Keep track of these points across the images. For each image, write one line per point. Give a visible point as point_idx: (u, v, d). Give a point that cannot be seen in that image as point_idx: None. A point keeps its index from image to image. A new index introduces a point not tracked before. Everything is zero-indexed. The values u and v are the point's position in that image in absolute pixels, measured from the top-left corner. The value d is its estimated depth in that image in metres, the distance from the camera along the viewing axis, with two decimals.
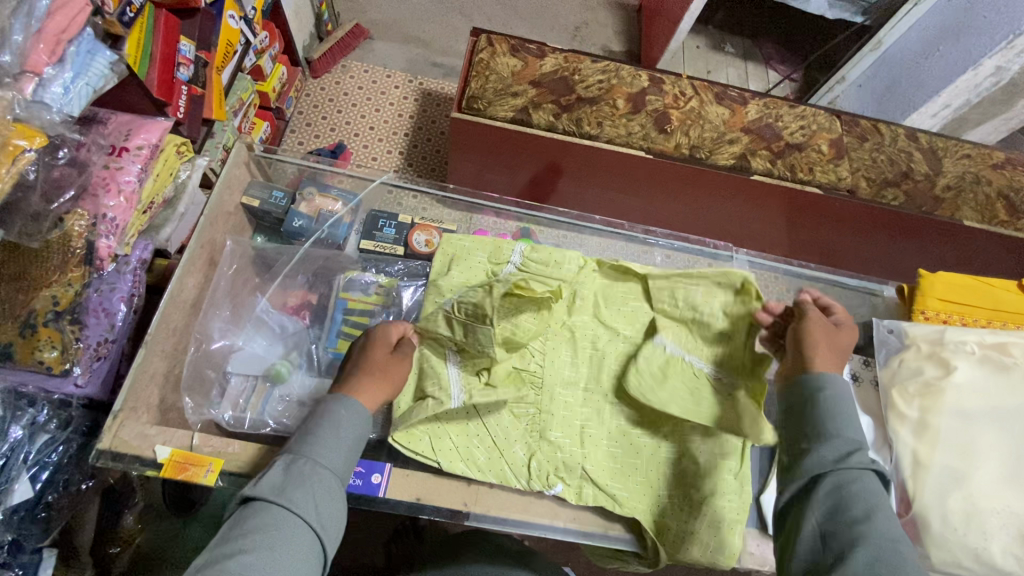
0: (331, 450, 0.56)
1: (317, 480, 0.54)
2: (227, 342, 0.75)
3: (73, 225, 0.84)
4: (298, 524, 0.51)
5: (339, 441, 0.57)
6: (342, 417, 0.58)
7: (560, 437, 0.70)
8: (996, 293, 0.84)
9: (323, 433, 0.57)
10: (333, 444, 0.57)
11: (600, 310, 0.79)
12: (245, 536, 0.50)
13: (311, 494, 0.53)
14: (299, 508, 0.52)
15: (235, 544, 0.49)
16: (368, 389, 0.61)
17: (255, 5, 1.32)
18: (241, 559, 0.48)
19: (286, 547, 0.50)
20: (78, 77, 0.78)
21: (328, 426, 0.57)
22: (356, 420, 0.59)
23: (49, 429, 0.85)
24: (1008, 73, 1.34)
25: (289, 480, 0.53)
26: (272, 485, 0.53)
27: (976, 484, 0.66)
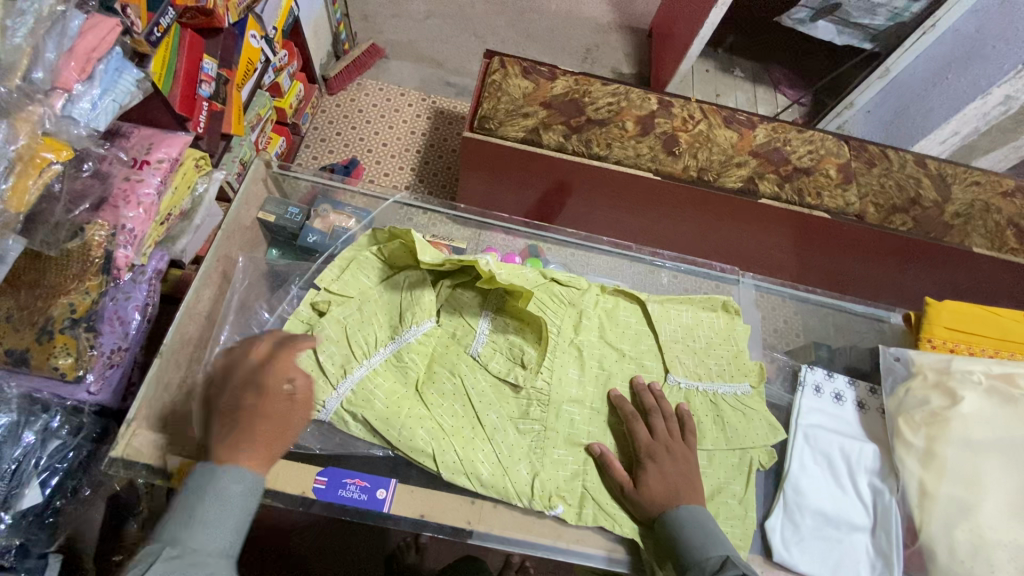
0: (217, 534, 0.53)
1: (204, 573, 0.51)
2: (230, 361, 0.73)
3: (93, 235, 0.86)
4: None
5: (228, 524, 0.54)
6: (230, 490, 0.55)
7: (565, 455, 0.69)
8: (1004, 323, 0.83)
9: (215, 517, 0.54)
10: (222, 526, 0.54)
11: (605, 331, 0.80)
12: None
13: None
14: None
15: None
16: (253, 450, 0.57)
17: (275, 25, 1.36)
18: None
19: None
20: (105, 94, 0.81)
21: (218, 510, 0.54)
22: (248, 489, 0.56)
23: (62, 435, 0.88)
24: (1017, 102, 1.32)
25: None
26: None
27: (984, 516, 0.65)
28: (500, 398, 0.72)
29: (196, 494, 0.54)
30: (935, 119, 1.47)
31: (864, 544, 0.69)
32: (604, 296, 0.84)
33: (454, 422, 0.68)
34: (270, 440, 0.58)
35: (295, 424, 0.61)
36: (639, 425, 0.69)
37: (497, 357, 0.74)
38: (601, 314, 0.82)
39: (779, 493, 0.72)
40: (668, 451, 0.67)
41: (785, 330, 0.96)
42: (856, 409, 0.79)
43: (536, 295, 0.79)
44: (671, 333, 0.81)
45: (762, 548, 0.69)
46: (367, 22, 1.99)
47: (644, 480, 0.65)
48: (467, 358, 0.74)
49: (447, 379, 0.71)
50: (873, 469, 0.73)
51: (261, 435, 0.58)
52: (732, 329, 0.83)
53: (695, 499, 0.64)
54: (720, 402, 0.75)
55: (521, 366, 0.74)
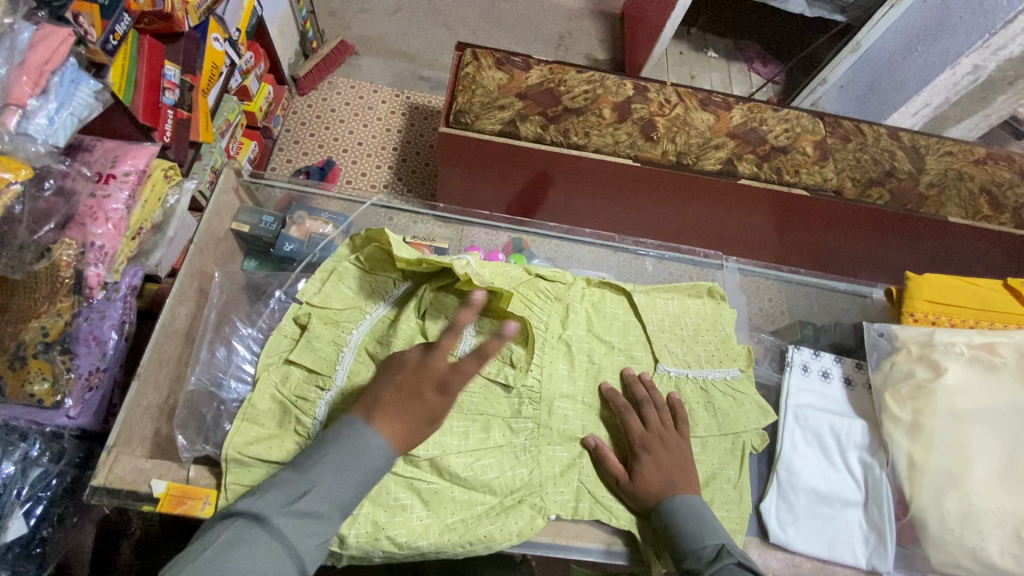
0: (342, 486, 0.54)
1: (322, 523, 0.53)
2: (204, 383, 0.70)
3: (61, 255, 0.85)
4: (285, 558, 0.50)
5: (345, 488, 0.54)
6: (344, 450, 0.56)
7: (560, 452, 0.69)
8: (980, 293, 0.85)
9: (342, 467, 0.55)
10: (349, 484, 0.55)
11: (593, 324, 0.79)
12: (228, 553, 0.49)
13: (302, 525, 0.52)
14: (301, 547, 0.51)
15: (223, 570, 0.48)
16: (391, 419, 0.58)
17: (239, 26, 1.32)
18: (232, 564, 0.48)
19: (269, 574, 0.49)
20: (63, 107, 0.78)
21: (344, 462, 0.55)
22: (373, 454, 0.56)
23: (42, 463, 0.86)
24: (985, 71, 1.34)
25: (284, 502, 0.52)
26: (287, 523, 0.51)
27: (972, 484, 0.67)
28: (491, 398, 0.71)
29: (338, 443, 0.56)
30: (906, 92, 1.48)
31: (857, 519, 0.70)
32: (590, 289, 0.83)
33: (444, 425, 0.67)
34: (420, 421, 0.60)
35: (442, 406, 0.61)
36: (633, 419, 0.69)
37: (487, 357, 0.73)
38: (588, 307, 0.81)
39: (772, 475, 0.73)
40: (661, 440, 0.67)
41: (771, 310, 0.98)
42: (844, 386, 0.80)
43: (520, 291, 0.78)
44: (658, 322, 0.81)
45: (758, 530, 0.70)
46: (334, 18, 1.95)
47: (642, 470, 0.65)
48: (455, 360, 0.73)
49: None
50: (863, 444, 0.74)
51: (417, 400, 0.60)
52: (719, 314, 0.83)
53: (689, 486, 0.65)
54: (709, 389, 0.75)
55: (510, 366, 0.73)
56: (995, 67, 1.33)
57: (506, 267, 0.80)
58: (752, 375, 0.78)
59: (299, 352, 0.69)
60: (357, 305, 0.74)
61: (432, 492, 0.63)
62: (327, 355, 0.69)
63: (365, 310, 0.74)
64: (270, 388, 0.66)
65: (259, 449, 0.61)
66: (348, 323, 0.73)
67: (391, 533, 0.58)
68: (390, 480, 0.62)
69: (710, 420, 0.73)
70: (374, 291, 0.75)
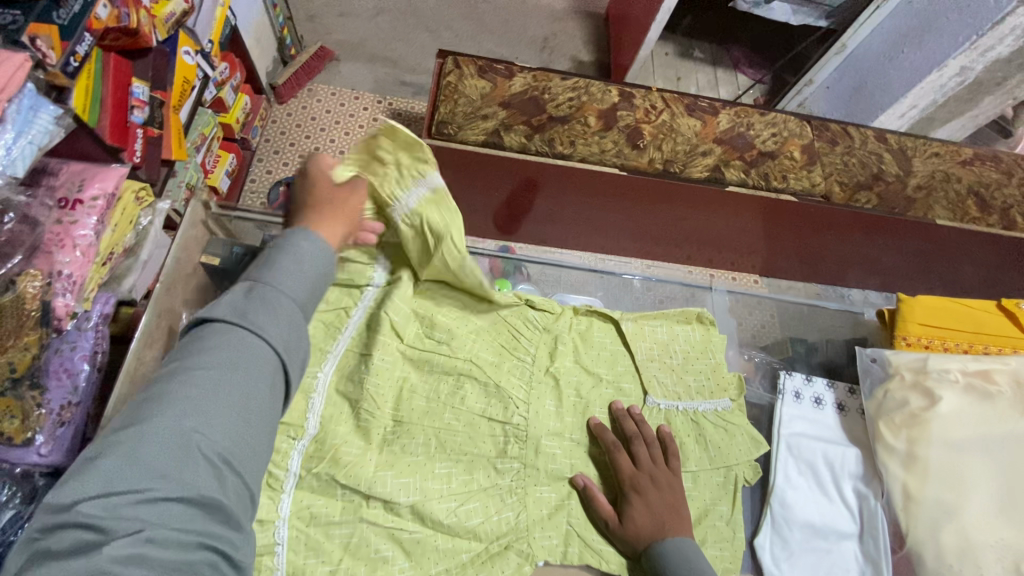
0: (298, 284, 0.60)
1: (278, 308, 0.57)
2: None
3: (27, 287, 0.82)
4: (255, 344, 0.55)
5: (304, 278, 0.61)
6: (302, 250, 0.61)
7: (548, 493, 0.70)
8: (975, 315, 0.84)
9: (293, 269, 0.60)
10: (303, 278, 0.60)
11: (581, 355, 0.80)
12: (197, 352, 0.54)
13: (271, 321, 0.57)
14: (268, 332, 0.56)
15: (198, 364, 0.53)
16: (323, 223, 0.65)
17: (212, 37, 1.27)
18: (205, 371, 0.53)
19: (244, 365, 0.54)
20: (21, 135, 0.75)
21: (290, 261, 0.60)
22: (319, 254, 0.62)
23: (13, 505, 0.82)
24: (972, 72, 1.33)
25: (249, 305, 0.57)
26: (243, 313, 0.56)
27: (968, 517, 0.68)
28: (475, 435, 0.71)
29: (279, 250, 0.61)
30: (893, 94, 1.47)
31: (852, 551, 0.71)
32: (577, 318, 0.84)
33: (426, 467, 0.67)
34: (345, 222, 0.67)
35: (352, 204, 0.69)
36: (621, 458, 0.70)
37: (474, 393, 0.73)
38: (576, 338, 0.82)
39: (766, 507, 0.72)
40: (651, 479, 0.68)
41: (758, 325, 0.96)
42: (837, 412, 0.80)
43: (506, 322, 0.80)
44: (648, 351, 0.81)
45: (753, 567, 0.70)
46: (313, 24, 1.90)
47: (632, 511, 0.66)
48: (438, 397, 0.72)
49: (418, 421, 0.70)
50: (857, 474, 0.75)
51: (326, 204, 0.67)
52: (709, 341, 0.83)
53: (683, 529, 0.65)
54: (701, 420, 0.75)
55: (498, 402, 0.73)
56: (982, 68, 1.32)
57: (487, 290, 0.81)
58: (743, 404, 0.79)
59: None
60: (317, 347, 0.71)
61: (415, 542, 0.63)
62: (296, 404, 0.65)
63: (325, 350, 0.71)
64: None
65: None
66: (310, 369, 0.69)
67: None
68: (370, 532, 0.62)
69: (700, 453, 0.73)
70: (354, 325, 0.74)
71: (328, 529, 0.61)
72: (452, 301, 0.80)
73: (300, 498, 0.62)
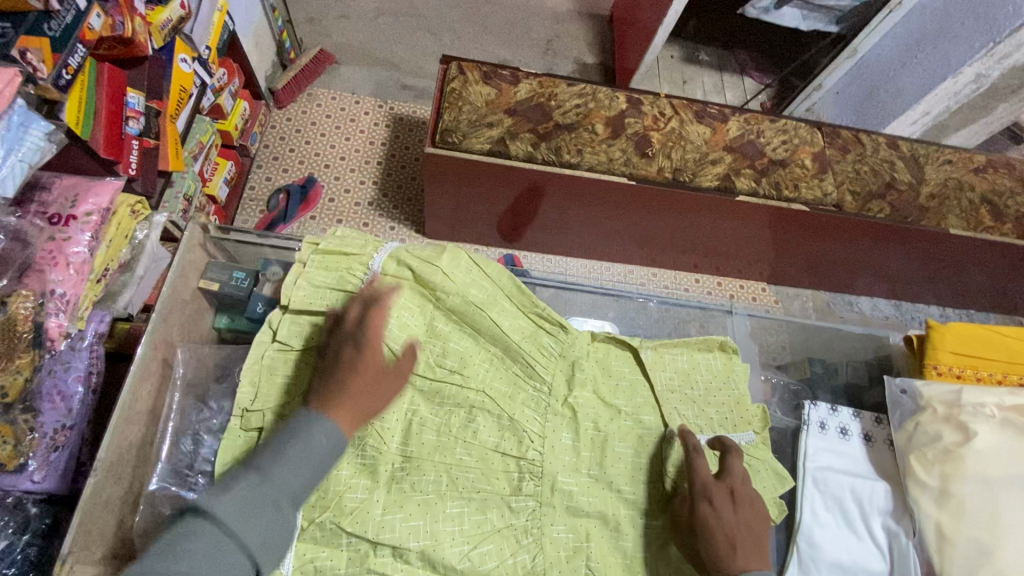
0: (297, 473, 0.52)
1: (269, 507, 0.49)
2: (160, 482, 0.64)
3: (18, 308, 0.79)
4: (236, 548, 0.46)
5: (310, 468, 0.54)
6: (312, 437, 0.54)
7: (565, 533, 0.68)
8: (1011, 345, 0.82)
9: (297, 461, 0.53)
10: (306, 471, 0.53)
11: (600, 387, 0.77)
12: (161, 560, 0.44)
13: (261, 519, 0.49)
14: (245, 534, 0.47)
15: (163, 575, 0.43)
16: (345, 412, 0.57)
17: (209, 44, 1.24)
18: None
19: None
20: (10, 153, 0.72)
21: (299, 451, 0.53)
22: (329, 443, 0.55)
23: (5, 536, 0.79)
24: (988, 79, 1.31)
25: (246, 502, 0.48)
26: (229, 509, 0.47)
27: (1007, 558, 0.64)
28: (490, 472, 0.69)
29: (291, 437, 0.54)
30: (905, 100, 1.44)
31: None
32: (595, 345, 0.81)
33: (437, 506, 0.64)
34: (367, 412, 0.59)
35: (388, 391, 0.62)
36: (697, 457, 0.68)
37: (488, 426, 0.71)
38: (593, 365, 0.79)
39: (792, 546, 0.72)
40: (730, 496, 0.66)
41: (775, 346, 0.95)
42: (863, 443, 0.79)
43: (522, 349, 0.76)
44: (667, 382, 0.79)
45: None
46: (312, 26, 1.87)
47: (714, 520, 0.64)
48: (450, 431, 0.69)
49: (428, 457, 0.67)
50: (886, 509, 0.73)
51: (359, 394, 0.59)
52: (731, 371, 0.81)
53: (756, 558, 0.64)
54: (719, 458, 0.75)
55: (513, 435, 0.71)
56: (999, 75, 1.29)
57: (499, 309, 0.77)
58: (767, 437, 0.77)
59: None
60: (306, 391, 0.68)
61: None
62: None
63: (315, 392, 0.67)
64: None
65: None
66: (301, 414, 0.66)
67: None
68: None
69: None
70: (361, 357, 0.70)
71: None
72: (452, 330, 0.75)
73: (303, 551, 0.60)
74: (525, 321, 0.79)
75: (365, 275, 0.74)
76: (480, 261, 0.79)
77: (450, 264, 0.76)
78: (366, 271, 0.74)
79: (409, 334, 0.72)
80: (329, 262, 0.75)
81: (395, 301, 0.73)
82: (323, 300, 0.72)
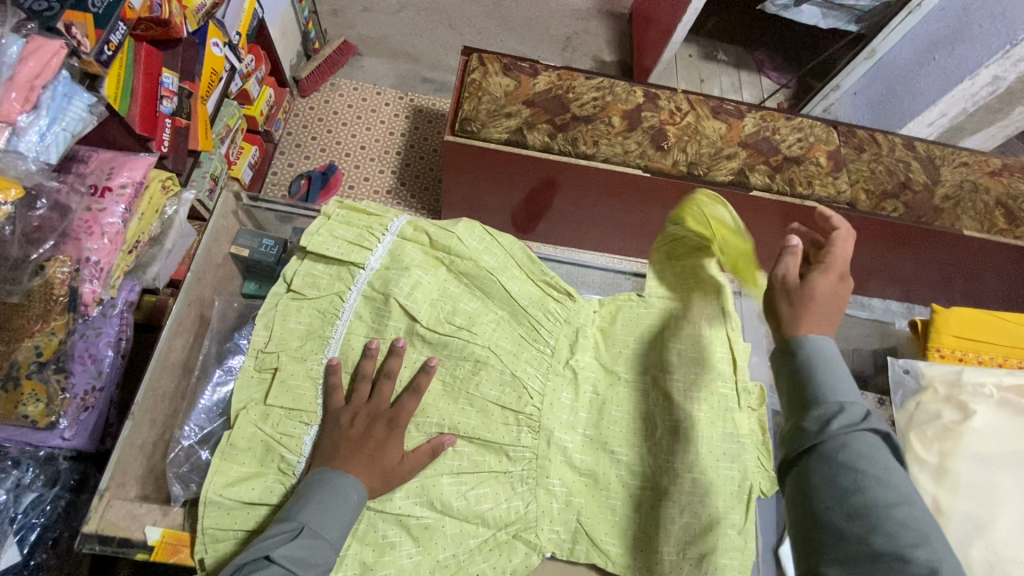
0: (333, 525, 0.57)
1: (317, 555, 0.55)
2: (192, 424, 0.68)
3: (55, 272, 0.82)
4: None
5: (344, 517, 0.58)
6: (338, 492, 0.59)
7: (558, 485, 0.71)
8: (1012, 330, 0.83)
9: (327, 509, 0.57)
10: (337, 518, 0.58)
11: (600, 353, 0.80)
12: None
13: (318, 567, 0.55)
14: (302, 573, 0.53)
15: None
16: (359, 469, 0.61)
17: (239, 30, 1.28)
18: None
19: None
20: (54, 122, 0.77)
21: (331, 500, 0.58)
22: (351, 496, 0.59)
23: (36, 487, 0.86)
24: (1005, 82, 1.30)
25: (298, 552, 0.54)
26: (290, 557, 0.54)
27: (998, 532, 0.65)
28: (489, 421, 0.71)
29: (317, 485, 0.59)
30: (922, 102, 1.44)
31: None
32: (601, 313, 0.85)
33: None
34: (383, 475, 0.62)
35: (408, 470, 0.63)
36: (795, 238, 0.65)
37: (490, 379, 0.72)
38: (595, 334, 0.82)
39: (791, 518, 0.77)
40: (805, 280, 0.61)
41: None
42: None
43: (529, 313, 0.79)
44: (675, 353, 0.80)
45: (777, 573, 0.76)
46: (336, 18, 1.91)
47: (801, 287, 0.60)
48: (454, 381, 0.72)
49: (434, 402, 0.70)
50: None
51: (378, 467, 0.62)
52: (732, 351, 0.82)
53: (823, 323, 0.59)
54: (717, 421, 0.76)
55: (527, 396, 0.73)
56: (1016, 77, 1.28)
57: (506, 274, 0.80)
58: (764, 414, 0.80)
59: (274, 395, 0.66)
60: (317, 335, 0.71)
61: (423, 528, 0.64)
62: (306, 391, 0.67)
63: (326, 336, 0.71)
64: (249, 427, 0.64)
65: (242, 491, 0.61)
66: (313, 356, 0.69)
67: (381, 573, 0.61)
68: (377, 518, 0.64)
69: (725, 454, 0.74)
70: (372, 312, 0.73)
71: None
72: (462, 292, 0.77)
73: None
74: (534, 288, 0.81)
75: (383, 235, 0.77)
76: (494, 232, 0.82)
77: (466, 232, 0.80)
78: (384, 232, 0.78)
79: (421, 292, 0.74)
80: (351, 217, 0.79)
81: (411, 262, 0.76)
82: (339, 247, 0.75)
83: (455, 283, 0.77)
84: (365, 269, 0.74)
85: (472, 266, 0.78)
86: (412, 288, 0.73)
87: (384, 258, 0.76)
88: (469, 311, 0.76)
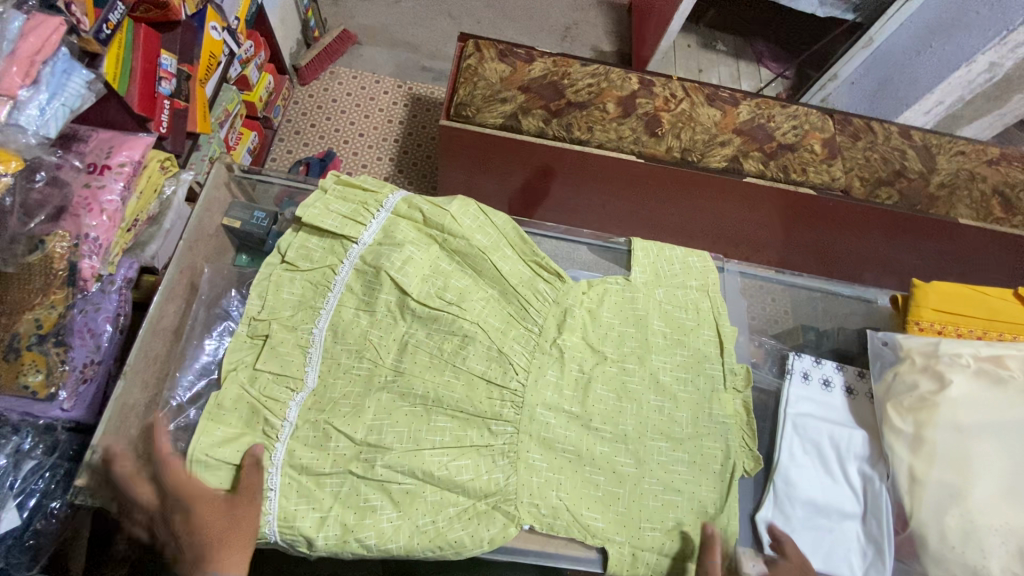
0: None
1: None
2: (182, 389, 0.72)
3: (55, 247, 0.84)
4: None
5: None
6: None
7: (539, 459, 0.71)
8: (992, 302, 0.84)
9: None
10: None
11: (588, 333, 0.80)
12: None
13: None
14: None
15: None
16: (212, 546, 0.59)
17: (237, 15, 1.31)
18: None
19: None
20: (54, 98, 0.78)
21: None
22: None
23: (36, 455, 0.89)
24: (1002, 69, 1.30)
25: None
26: None
27: (974, 500, 0.67)
28: (473, 394, 0.73)
29: None
30: (919, 89, 1.44)
31: (854, 532, 0.73)
32: (589, 293, 0.84)
33: (424, 418, 0.70)
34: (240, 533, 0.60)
35: (247, 513, 0.61)
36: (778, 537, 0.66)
37: (477, 353, 0.74)
38: (585, 313, 0.82)
39: (769, 485, 0.75)
40: None
41: (772, 312, 0.97)
42: (845, 394, 0.82)
43: (519, 292, 0.80)
44: (661, 329, 0.82)
45: (752, 541, 0.73)
46: (337, 7, 1.92)
47: None
48: (441, 355, 0.74)
49: (418, 374, 0.72)
50: (863, 455, 0.77)
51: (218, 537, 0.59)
52: (720, 330, 0.82)
53: None
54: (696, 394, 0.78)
55: (511, 370, 0.75)
56: (1013, 64, 1.28)
57: (494, 254, 0.80)
58: (749, 396, 0.79)
59: (266, 359, 0.70)
60: (308, 305, 0.75)
61: (404, 493, 0.66)
62: (294, 357, 0.71)
63: (317, 307, 0.74)
64: (237, 388, 0.68)
65: (226, 453, 0.64)
66: (305, 325, 0.73)
67: (361, 535, 0.63)
68: (361, 483, 0.66)
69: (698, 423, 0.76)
70: (363, 284, 0.76)
71: (320, 478, 0.65)
72: (454, 270, 0.79)
73: (293, 449, 0.66)
74: (525, 267, 0.82)
75: (378, 210, 0.79)
76: (488, 211, 0.83)
77: (460, 211, 0.81)
78: (378, 208, 0.80)
79: (412, 267, 0.76)
80: (347, 192, 0.81)
81: (403, 239, 0.78)
82: (334, 220, 0.78)
83: (444, 258, 0.79)
84: (358, 243, 0.77)
85: (464, 242, 0.79)
86: (402, 264, 0.75)
87: (377, 233, 0.78)
88: (455, 284, 0.77)
